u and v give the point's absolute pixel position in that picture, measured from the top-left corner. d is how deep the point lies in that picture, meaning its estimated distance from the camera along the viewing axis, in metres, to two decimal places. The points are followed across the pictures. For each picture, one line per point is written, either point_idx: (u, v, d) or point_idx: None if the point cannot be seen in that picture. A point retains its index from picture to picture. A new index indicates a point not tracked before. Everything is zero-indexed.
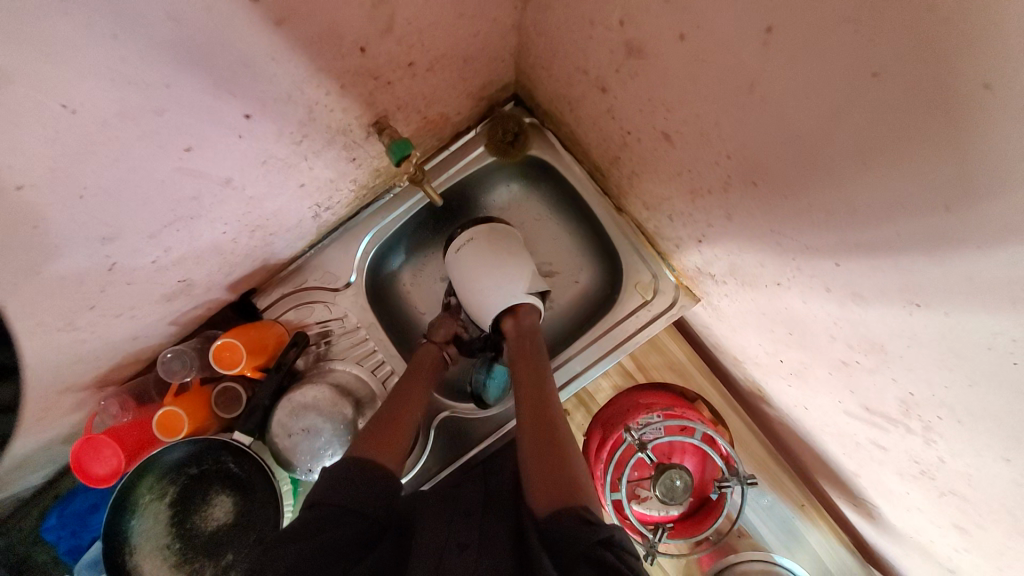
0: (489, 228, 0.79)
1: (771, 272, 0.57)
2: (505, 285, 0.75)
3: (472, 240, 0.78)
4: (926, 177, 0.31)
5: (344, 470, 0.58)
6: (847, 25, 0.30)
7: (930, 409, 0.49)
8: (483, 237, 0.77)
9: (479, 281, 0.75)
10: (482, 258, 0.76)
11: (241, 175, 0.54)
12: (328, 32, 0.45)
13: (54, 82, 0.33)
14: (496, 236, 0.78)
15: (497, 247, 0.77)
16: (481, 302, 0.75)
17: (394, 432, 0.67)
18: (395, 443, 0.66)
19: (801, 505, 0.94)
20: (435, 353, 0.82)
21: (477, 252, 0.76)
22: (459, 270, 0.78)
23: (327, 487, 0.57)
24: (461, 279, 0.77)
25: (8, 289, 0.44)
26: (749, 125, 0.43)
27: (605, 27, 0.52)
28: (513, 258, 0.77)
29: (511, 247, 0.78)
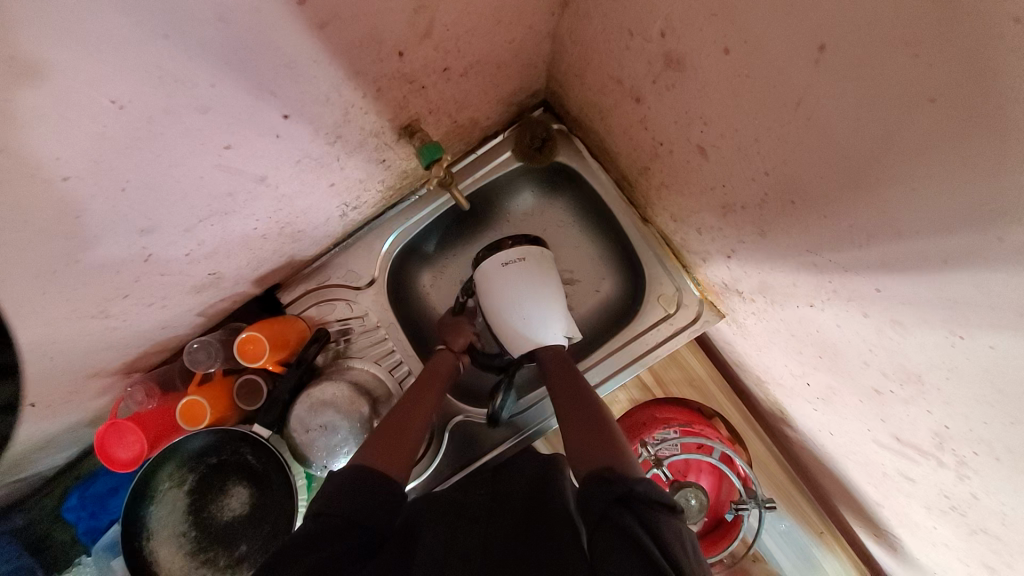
0: (541, 254, 0.78)
1: (803, 292, 0.55)
2: (545, 321, 0.75)
3: (526, 259, 0.76)
4: (979, 206, 0.30)
5: (349, 478, 0.57)
6: (903, 49, 0.29)
7: (966, 444, 0.47)
8: (536, 264, 0.77)
9: (516, 304, 0.74)
10: (530, 284, 0.75)
11: (275, 173, 0.55)
12: (368, 36, 0.45)
13: (104, 78, 0.34)
14: (546, 266, 0.78)
15: (543, 276, 0.76)
16: (514, 327, 0.75)
17: (403, 439, 0.67)
18: (402, 450, 0.66)
19: (820, 533, 0.91)
20: (451, 361, 0.81)
21: (528, 275, 0.75)
22: (494, 285, 0.76)
23: (331, 494, 0.55)
24: (497, 294, 0.76)
25: (48, 276, 0.46)
26: (790, 143, 0.42)
27: (644, 37, 0.51)
28: (553, 294, 0.77)
29: (554, 281, 0.78)
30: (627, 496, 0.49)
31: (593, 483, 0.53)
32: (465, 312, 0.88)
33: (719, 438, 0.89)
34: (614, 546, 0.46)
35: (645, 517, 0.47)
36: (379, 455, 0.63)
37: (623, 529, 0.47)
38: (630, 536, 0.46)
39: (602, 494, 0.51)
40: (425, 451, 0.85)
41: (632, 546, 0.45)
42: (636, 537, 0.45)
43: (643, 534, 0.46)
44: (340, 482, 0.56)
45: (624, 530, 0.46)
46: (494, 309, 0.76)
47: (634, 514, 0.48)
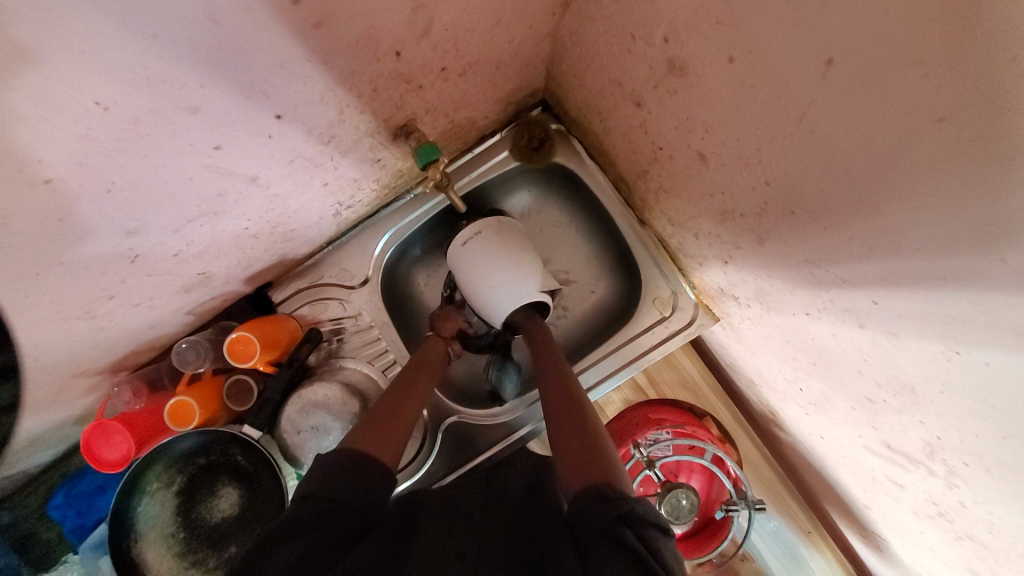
0: (497, 223, 0.78)
1: (800, 301, 0.55)
2: (515, 283, 0.74)
3: (480, 232, 0.77)
4: (981, 227, 0.30)
5: (341, 463, 0.55)
6: (913, 68, 0.29)
7: (957, 454, 0.48)
8: (492, 232, 0.77)
9: (486, 276, 0.74)
10: (497, 253, 0.75)
11: (267, 173, 0.54)
12: (364, 36, 0.44)
13: (89, 80, 0.32)
14: (505, 231, 0.78)
15: (505, 242, 0.76)
16: (490, 300, 0.75)
17: (388, 418, 0.66)
18: (393, 433, 0.65)
19: (808, 532, 0.92)
20: (441, 348, 0.81)
21: (488, 245, 0.76)
22: (469, 262, 0.76)
23: (321, 479, 0.54)
24: (472, 271, 0.76)
25: (30, 278, 0.44)
26: (793, 154, 0.42)
27: (646, 42, 0.50)
28: (522, 256, 0.76)
29: (521, 244, 0.78)
30: (628, 514, 0.47)
31: (588, 498, 0.49)
32: (454, 304, 0.88)
33: (711, 439, 0.90)
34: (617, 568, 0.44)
35: (648, 539, 0.46)
36: (367, 437, 0.62)
37: (625, 548, 0.45)
38: (634, 560, 0.44)
39: (598, 512, 0.47)
40: (418, 451, 0.84)
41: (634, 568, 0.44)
42: (641, 560, 0.44)
43: (648, 557, 0.44)
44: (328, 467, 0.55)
45: (627, 549, 0.45)
46: (474, 286, 0.76)
47: (634, 533, 0.46)
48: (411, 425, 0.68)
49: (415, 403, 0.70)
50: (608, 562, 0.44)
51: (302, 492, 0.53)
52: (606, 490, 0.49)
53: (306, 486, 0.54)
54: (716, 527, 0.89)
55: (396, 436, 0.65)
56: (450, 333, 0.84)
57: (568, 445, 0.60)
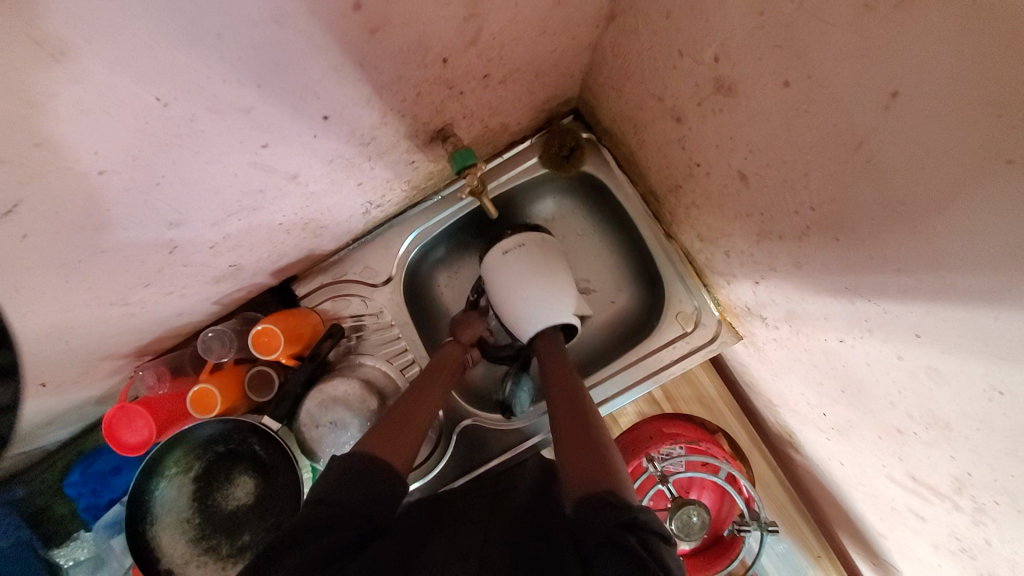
0: (540, 241, 0.78)
1: (833, 327, 0.55)
2: (551, 303, 0.74)
3: (524, 245, 0.77)
4: None
5: (353, 469, 0.56)
6: (986, 108, 0.28)
7: (987, 492, 0.47)
8: (535, 248, 0.77)
9: (522, 289, 0.74)
10: (536, 268, 0.75)
11: (307, 172, 0.54)
12: (416, 42, 0.44)
13: (152, 77, 0.33)
14: (547, 249, 0.78)
15: (547, 260, 0.77)
16: (522, 314, 0.75)
17: (404, 426, 0.67)
18: (407, 443, 0.65)
19: (817, 557, 0.91)
20: (458, 353, 0.81)
21: (527, 260, 0.75)
22: (503, 271, 0.76)
23: (334, 484, 0.55)
24: (505, 282, 0.75)
25: (73, 264, 0.45)
26: (843, 181, 0.41)
27: (694, 59, 0.50)
28: (560, 277, 0.77)
29: (559, 264, 0.78)
30: (633, 522, 0.47)
31: (592, 505, 0.49)
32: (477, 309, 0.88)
33: (725, 457, 0.89)
34: (621, 572, 0.43)
35: (651, 546, 0.46)
36: (383, 443, 0.62)
37: (627, 554, 0.44)
38: (635, 564, 0.44)
39: (601, 520, 0.47)
40: (432, 451, 0.85)
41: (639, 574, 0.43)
42: (644, 565, 0.44)
43: (650, 563, 0.44)
44: (341, 472, 0.56)
45: (629, 553, 0.44)
46: (504, 296, 0.76)
47: (637, 540, 0.46)
48: (423, 429, 0.68)
49: (428, 412, 0.71)
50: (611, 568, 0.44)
51: (315, 497, 0.54)
52: (611, 499, 0.49)
53: (318, 491, 0.54)
54: (726, 545, 0.88)
55: (409, 444, 0.65)
56: (469, 339, 0.85)
57: (573, 451, 0.59)
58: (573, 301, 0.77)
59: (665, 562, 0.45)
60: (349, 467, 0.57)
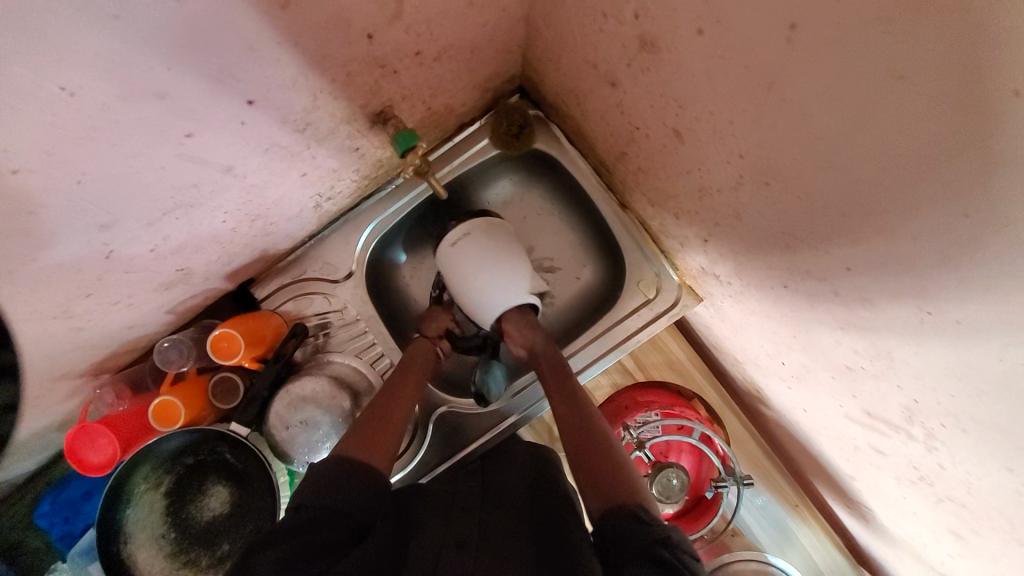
0: (487, 223, 0.78)
1: (778, 273, 0.56)
2: (506, 290, 0.75)
3: (470, 234, 0.76)
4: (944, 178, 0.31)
5: (332, 469, 0.56)
6: (874, 26, 0.29)
7: (934, 417, 0.49)
8: (482, 233, 0.76)
9: (477, 280, 0.74)
10: (486, 256, 0.75)
11: (242, 163, 0.53)
12: (335, 17, 0.43)
13: (51, 63, 0.32)
14: (494, 231, 0.77)
15: (496, 243, 0.76)
16: (482, 304, 0.75)
17: (383, 424, 0.66)
18: (387, 438, 0.65)
19: (795, 506, 0.95)
20: (428, 347, 0.81)
21: (478, 247, 0.75)
22: (459, 264, 0.75)
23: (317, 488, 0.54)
24: (460, 274, 0.75)
25: (1, 275, 0.43)
26: (765, 125, 0.42)
27: (618, 20, 0.51)
28: (512, 259, 0.77)
29: (509, 243, 0.78)
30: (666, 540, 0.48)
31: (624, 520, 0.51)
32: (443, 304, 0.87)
33: (698, 418, 0.91)
34: None
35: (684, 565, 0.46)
36: (360, 443, 0.62)
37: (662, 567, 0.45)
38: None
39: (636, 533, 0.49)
40: (410, 442, 0.84)
41: None
42: None
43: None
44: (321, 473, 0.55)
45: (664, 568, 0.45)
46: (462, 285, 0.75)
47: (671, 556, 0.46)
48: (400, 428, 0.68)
49: (406, 407, 0.71)
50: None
51: (300, 502, 0.53)
52: (642, 514, 0.51)
53: (304, 493, 0.54)
54: (707, 505, 0.90)
55: (390, 441, 0.65)
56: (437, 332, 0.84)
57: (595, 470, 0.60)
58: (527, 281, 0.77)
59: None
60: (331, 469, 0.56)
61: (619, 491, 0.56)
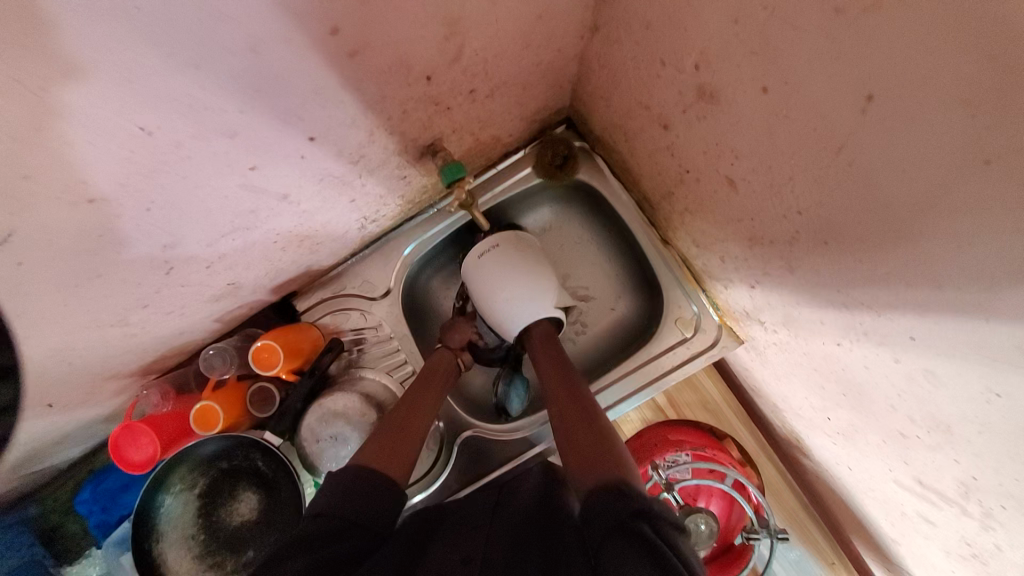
0: (515, 237, 0.79)
1: (831, 330, 0.54)
2: (531, 301, 0.74)
3: (499, 246, 0.77)
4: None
5: (350, 478, 0.56)
6: (960, 109, 0.28)
7: (994, 498, 0.46)
8: (511, 245, 0.77)
9: (503, 291, 0.74)
10: (512, 268, 0.75)
11: (298, 191, 0.55)
12: (397, 62, 0.44)
13: (135, 108, 0.33)
14: (523, 245, 0.78)
15: (524, 255, 0.77)
16: (508, 316, 0.75)
17: (400, 436, 0.67)
18: (403, 452, 0.65)
19: (830, 563, 0.90)
20: (449, 359, 0.82)
21: (506, 259, 0.76)
22: (486, 276, 0.75)
23: (337, 497, 0.54)
24: (487, 288, 0.75)
25: (71, 289, 0.46)
26: (829, 186, 0.41)
27: (676, 68, 0.50)
28: (537, 274, 0.76)
29: (535, 257, 0.78)
30: (647, 512, 0.47)
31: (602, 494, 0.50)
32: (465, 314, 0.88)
33: (731, 463, 0.88)
34: (629, 559, 0.43)
35: (665, 535, 0.45)
36: (378, 452, 0.62)
37: (639, 539, 0.44)
38: (648, 548, 0.43)
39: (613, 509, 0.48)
40: (434, 461, 0.84)
41: (648, 559, 0.42)
42: (656, 552, 0.43)
43: (662, 547, 0.43)
44: (344, 483, 0.56)
45: (641, 540, 0.44)
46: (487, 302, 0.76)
47: (651, 527, 0.45)
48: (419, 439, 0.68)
49: (424, 421, 0.71)
50: (621, 551, 0.44)
51: (324, 511, 0.53)
52: (625, 489, 0.50)
53: (327, 502, 0.54)
54: (736, 553, 0.87)
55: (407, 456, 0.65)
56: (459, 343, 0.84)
57: (588, 453, 0.59)
58: (550, 296, 0.77)
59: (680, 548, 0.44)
60: (351, 477, 0.56)
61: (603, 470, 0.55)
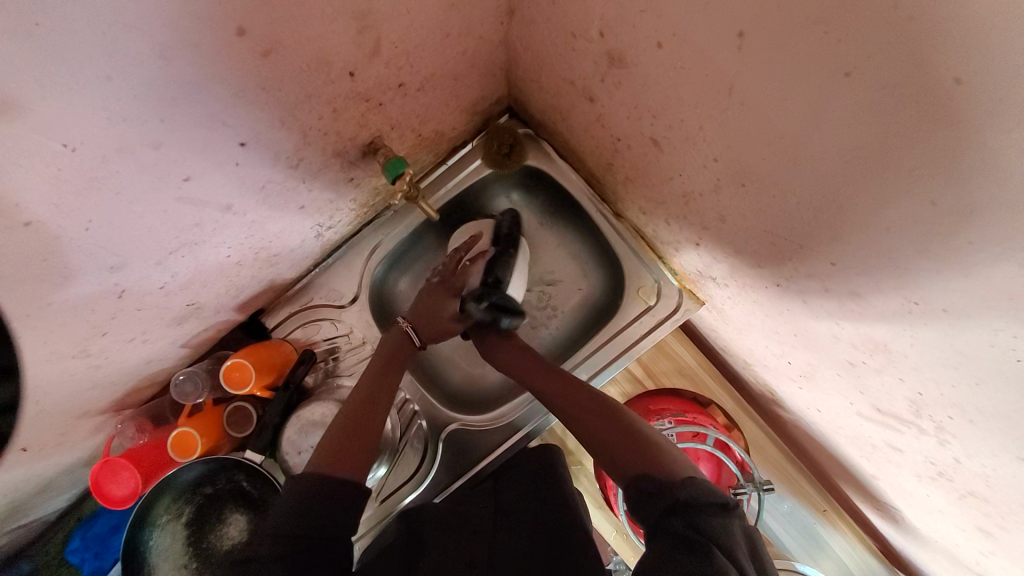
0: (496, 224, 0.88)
1: (769, 273, 0.56)
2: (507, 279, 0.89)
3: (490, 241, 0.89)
4: (918, 166, 0.31)
5: (317, 488, 0.54)
6: (812, 27, 0.30)
7: (941, 409, 0.48)
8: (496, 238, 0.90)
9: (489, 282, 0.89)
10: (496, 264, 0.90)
11: (240, 201, 0.56)
12: (314, 60, 0.46)
13: (54, 124, 0.35)
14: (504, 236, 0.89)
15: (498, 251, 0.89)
16: None
17: (360, 433, 0.63)
18: (357, 448, 0.62)
19: (823, 511, 0.92)
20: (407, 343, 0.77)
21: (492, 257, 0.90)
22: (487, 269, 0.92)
23: (293, 518, 0.51)
24: None
25: (22, 319, 0.46)
26: (731, 127, 0.43)
27: (586, 39, 0.52)
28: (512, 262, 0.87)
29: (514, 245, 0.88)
30: (675, 504, 0.48)
31: (638, 497, 0.51)
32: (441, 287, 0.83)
33: (713, 425, 0.90)
34: (673, 554, 0.44)
35: (698, 522, 0.46)
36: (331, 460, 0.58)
37: (675, 532, 0.46)
38: (687, 541, 0.45)
39: (649, 508, 0.49)
40: (421, 461, 0.85)
41: (692, 556, 0.43)
42: (692, 543, 0.44)
43: (695, 537, 0.44)
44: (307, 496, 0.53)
45: (679, 536, 0.45)
46: None
47: (682, 519, 0.46)
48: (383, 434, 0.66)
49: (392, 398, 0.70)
50: (663, 548, 0.45)
51: (288, 532, 0.50)
52: (653, 484, 0.51)
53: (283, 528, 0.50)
54: None
55: (361, 452, 0.62)
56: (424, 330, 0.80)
57: (604, 439, 0.60)
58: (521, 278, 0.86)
59: (718, 535, 0.45)
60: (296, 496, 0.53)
61: (631, 457, 0.56)
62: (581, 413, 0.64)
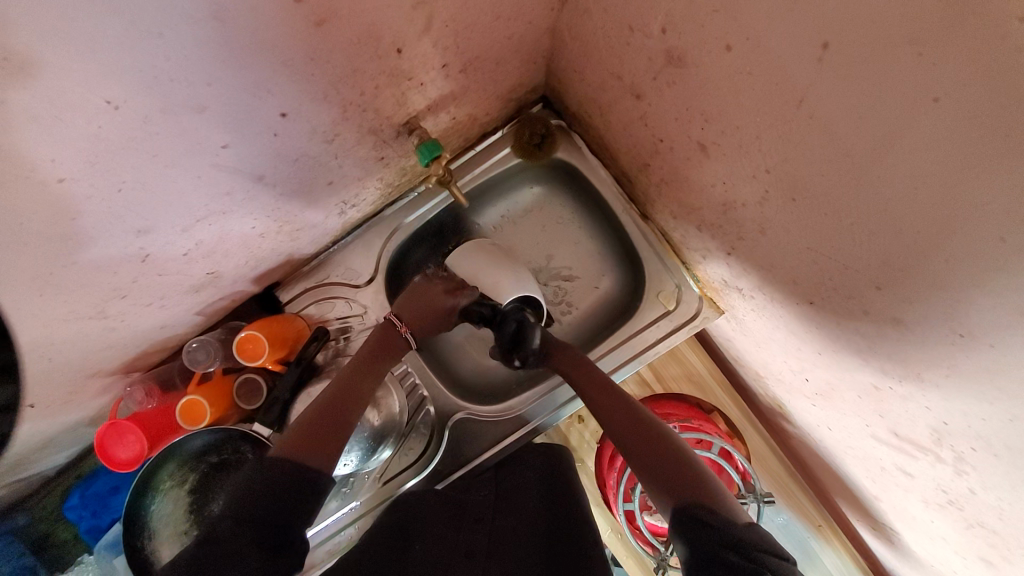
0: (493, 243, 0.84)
1: (803, 289, 0.55)
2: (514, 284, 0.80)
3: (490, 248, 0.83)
4: (995, 202, 0.29)
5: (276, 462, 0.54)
6: (906, 48, 0.29)
7: (964, 440, 0.47)
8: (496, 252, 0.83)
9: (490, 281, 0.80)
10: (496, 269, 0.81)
11: (272, 172, 0.55)
12: (366, 33, 0.44)
13: (99, 79, 0.33)
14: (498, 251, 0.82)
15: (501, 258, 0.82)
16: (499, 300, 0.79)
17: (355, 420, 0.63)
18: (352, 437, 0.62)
19: (817, 526, 0.93)
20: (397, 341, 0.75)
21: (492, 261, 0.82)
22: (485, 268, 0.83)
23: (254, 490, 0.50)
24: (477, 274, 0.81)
25: (44, 278, 0.45)
26: (791, 140, 0.42)
27: (644, 34, 0.51)
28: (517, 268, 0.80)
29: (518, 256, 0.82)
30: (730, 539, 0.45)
31: (686, 519, 0.49)
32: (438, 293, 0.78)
33: (717, 433, 0.90)
34: None
35: (755, 557, 0.43)
36: (308, 439, 0.58)
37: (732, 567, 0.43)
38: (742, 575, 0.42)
39: (702, 537, 0.47)
40: (426, 446, 0.85)
41: None
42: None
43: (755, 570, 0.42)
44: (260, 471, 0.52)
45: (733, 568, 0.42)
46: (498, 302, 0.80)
47: (737, 553, 0.44)
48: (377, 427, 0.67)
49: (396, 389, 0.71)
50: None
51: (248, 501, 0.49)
52: (704, 512, 0.49)
53: (238, 499, 0.49)
54: None
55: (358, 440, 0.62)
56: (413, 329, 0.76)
57: (643, 456, 0.59)
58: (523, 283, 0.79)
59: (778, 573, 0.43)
60: (258, 474, 0.52)
61: (677, 478, 0.54)
62: (612, 417, 0.66)
